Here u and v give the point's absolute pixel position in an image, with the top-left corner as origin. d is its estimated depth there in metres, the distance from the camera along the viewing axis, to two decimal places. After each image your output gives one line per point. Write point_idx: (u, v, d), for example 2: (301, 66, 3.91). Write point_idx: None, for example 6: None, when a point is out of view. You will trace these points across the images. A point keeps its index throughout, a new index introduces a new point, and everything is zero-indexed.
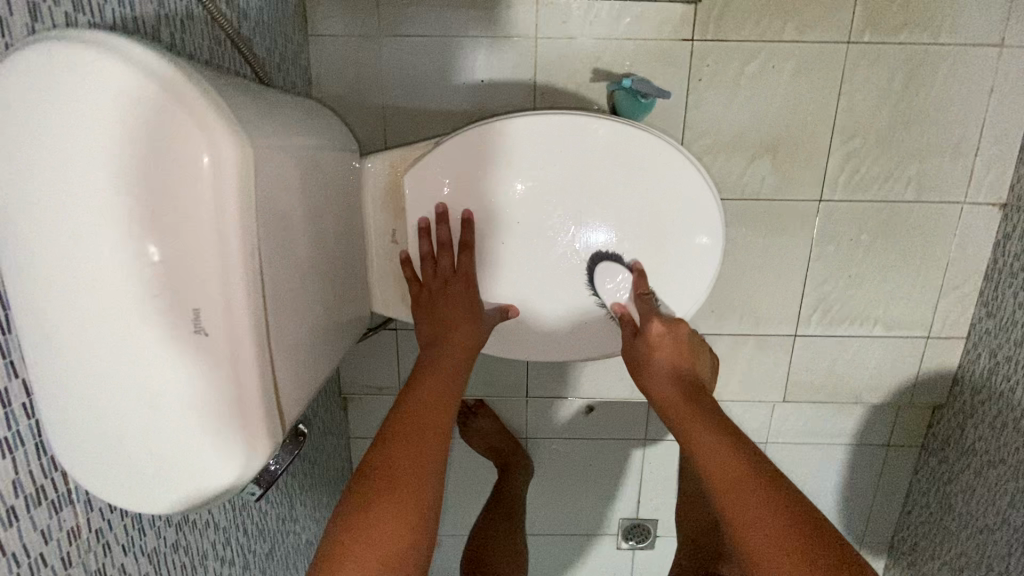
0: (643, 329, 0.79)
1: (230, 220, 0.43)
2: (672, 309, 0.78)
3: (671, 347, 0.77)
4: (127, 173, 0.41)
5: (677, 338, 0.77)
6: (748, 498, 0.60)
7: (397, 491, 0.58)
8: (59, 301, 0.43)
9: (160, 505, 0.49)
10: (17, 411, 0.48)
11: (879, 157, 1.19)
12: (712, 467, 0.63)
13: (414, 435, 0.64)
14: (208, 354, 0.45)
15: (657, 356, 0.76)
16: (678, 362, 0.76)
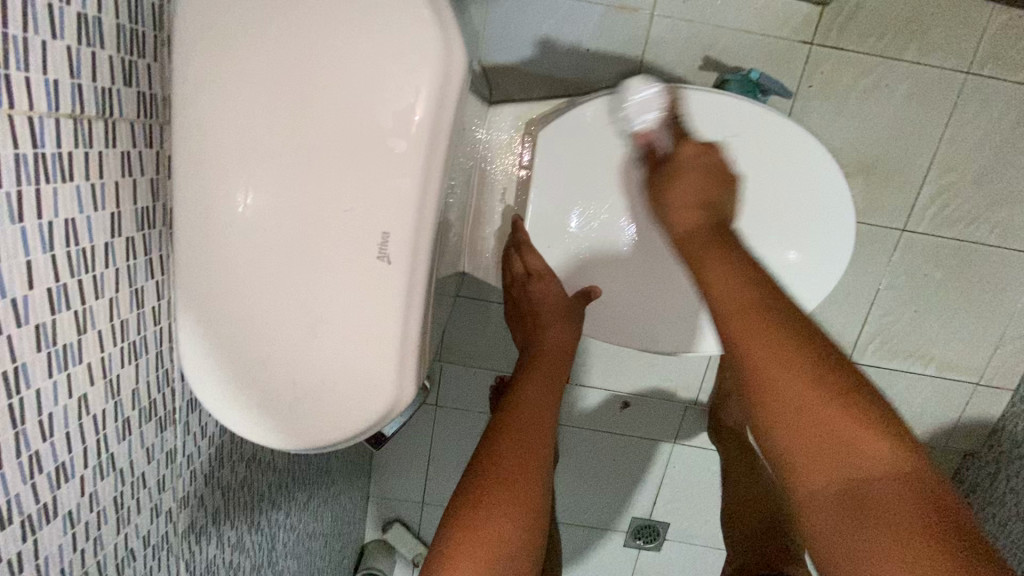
0: (675, 158, 0.62)
1: (440, 135, 0.38)
2: (717, 164, 0.61)
3: (703, 171, 0.60)
4: (345, 67, 0.37)
5: (720, 196, 0.60)
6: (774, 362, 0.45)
7: (501, 503, 0.51)
8: (227, 206, 0.39)
9: (289, 444, 0.45)
10: (147, 315, 0.43)
11: (972, 195, 1.16)
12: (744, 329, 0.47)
13: (527, 436, 0.57)
14: (384, 288, 0.40)
15: (686, 179, 0.60)
16: (707, 191, 0.60)
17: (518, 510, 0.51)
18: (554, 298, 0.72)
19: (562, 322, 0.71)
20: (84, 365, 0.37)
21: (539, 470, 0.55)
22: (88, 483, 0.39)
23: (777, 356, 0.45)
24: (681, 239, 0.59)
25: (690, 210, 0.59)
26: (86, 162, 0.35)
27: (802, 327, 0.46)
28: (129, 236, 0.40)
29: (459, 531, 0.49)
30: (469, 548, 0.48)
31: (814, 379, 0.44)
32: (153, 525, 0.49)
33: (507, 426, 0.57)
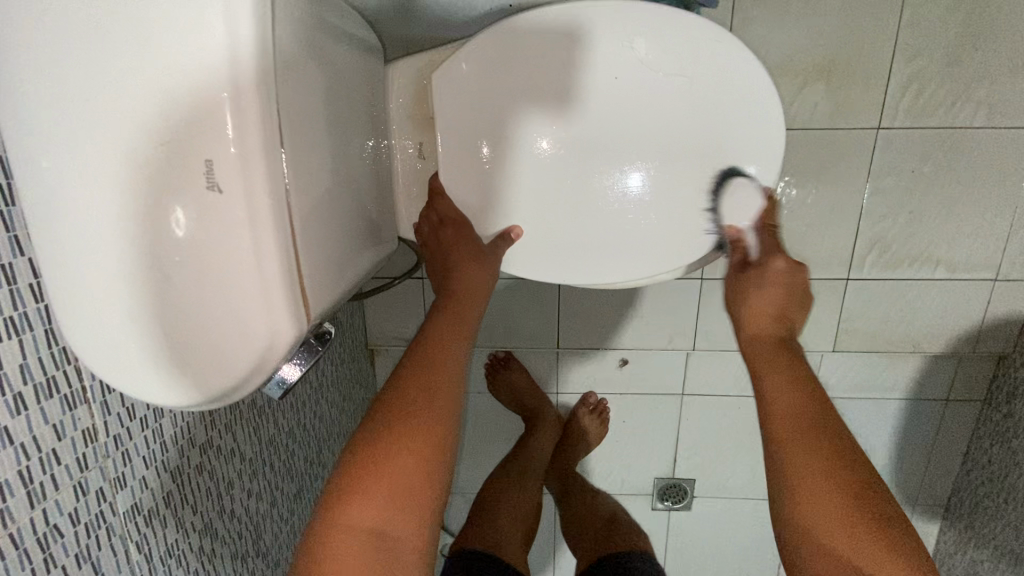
0: (765, 267, 0.61)
1: (242, 61, 0.40)
2: (801, 279, 0.60)
3: (780, 282, 0.59)
4: (140, 16, 0.39)
5: (795, 303, 0.59)
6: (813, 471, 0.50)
7: (401, 444, 0.56)
8: (69, 169, 0.41)
9: (178, 399, 0.45)
10: (23, 292, 0.44)
11: (947, 78, 1.08)
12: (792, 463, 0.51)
13: (434, 376, 0.61)
14: (225, 221, 0.41)
15: (767, 292, 0.59)
16: (785, 302, 0.58)
17: (418, 448, 0.57)
18: (468, 244, 0.72)
19: (473, 264, 0.71)
20: None
21: (443, 409, 0.59)
22: None
23: (814, 475, 0.50)
24: (751, 341, 0.58)
25: (771, 315, 0.58)
26: None
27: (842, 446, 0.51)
28: None
29: (361, 471, 0.56)
30: (374, 486, 0.55)
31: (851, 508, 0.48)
32: (80, 503, 0.50)
33: (413, 368, 0.61)
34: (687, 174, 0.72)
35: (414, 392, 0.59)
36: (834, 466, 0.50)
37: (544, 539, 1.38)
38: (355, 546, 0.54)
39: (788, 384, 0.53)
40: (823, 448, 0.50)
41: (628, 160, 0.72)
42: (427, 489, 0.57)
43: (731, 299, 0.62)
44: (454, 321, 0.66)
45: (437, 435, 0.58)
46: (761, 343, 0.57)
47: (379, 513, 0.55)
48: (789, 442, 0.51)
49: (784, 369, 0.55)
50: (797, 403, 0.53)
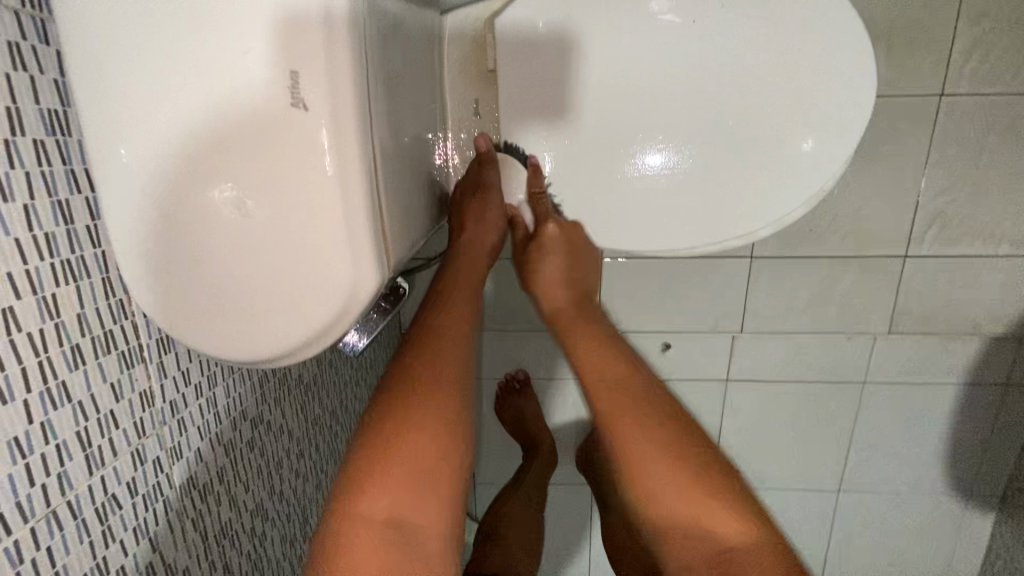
0: (540, 238, 0.70)
1: None
2: (578, 241, 0.70)
3: (563, 251, 0.69)
4: None
5: (585, 274, 0.69)
6: (642, 433, 0.53)
7: (412, 419, 0.48)
8: (140, 86, 0.37)
9: (251, 353, 0.42)
10: (81, 234, 0.40)
11: (1016, 40, 1.02)
12: (622, 432, 0.54)
13: (440, 344, 0.53)
14: (310, 143, 0.36)
15: (553, 261, 0.68)
16: (569, 269, 0.68)
17: (430, 421, 0.48)
18: (485, 207, 0.66)
19: (485, 222, 0.66)
20: (5, 275, 0.34)
21: (454, 377, 0.52)
22: (37, 411, 0.36)
23: (643, 433, 0.53)
24: (556, 312, 0.66)
25: (562, 289, 0.67)
26: None
27: (670, 414, 0.54)
28: (35, 138, 0.36)
29: (369, 456, 0.46)
30: (385, 471, 0.46)
31: (672, 447, 0.52)
32: (138, 472, 0.46)
33: (416, 341, 0.53)
34: (766, 130, 0.68)
35: (426, 362, 0.51)
36: (653, 411, 0.54)
37: (580, 531, 1.32)
38: (370, 541, 0.44)
39: (592, 352, 0.58)
40: (642, 413, 0.54)
41: (704, 108, 0.68)
42: (445, 472, 0.48)
43: (529, 281, 0.70)
44: (459, 289, 0.59)
45: (449, 406, 0.50)
46: (561, 310, 0.66)
47: (392, 502, 0.45)
48: (613, 400, 0.55)
49: (592, 335, 0.60)
50: (613, 364, 0.57)
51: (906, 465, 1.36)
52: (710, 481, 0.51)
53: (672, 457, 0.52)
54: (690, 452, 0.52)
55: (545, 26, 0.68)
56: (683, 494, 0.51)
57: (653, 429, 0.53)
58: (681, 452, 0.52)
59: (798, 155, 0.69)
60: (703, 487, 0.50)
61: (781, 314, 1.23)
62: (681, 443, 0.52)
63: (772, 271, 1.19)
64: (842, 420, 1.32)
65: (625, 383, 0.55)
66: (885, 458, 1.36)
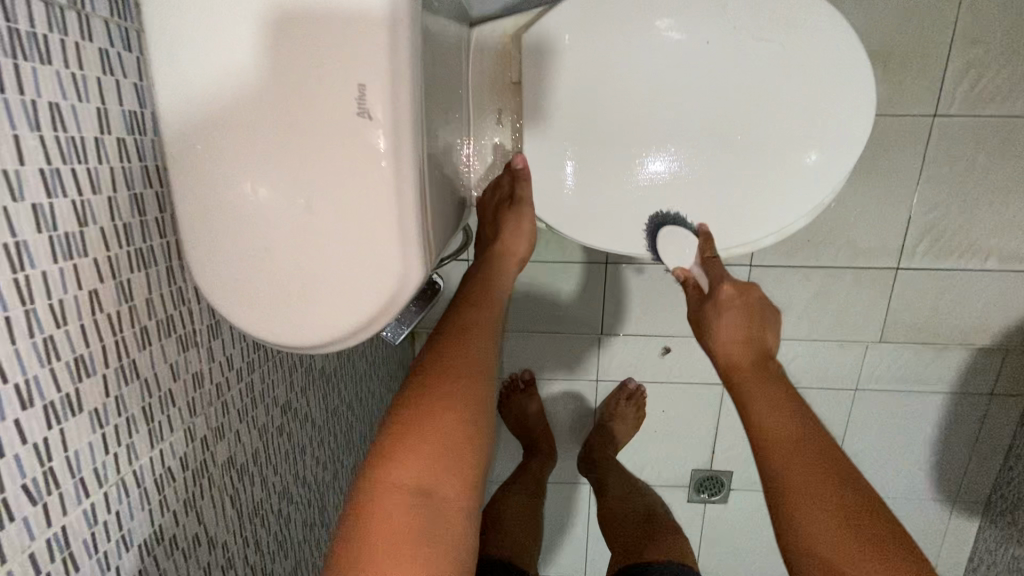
0: (712, 297, 0.66)
1: None
2: (754, 301, 0.64)
3: (741, 309, 0.64)
4: None
5: (762, 330, 0.63)
6: (816, 486, 0.50)
7: (443, 398, 0.52)
8: (217, 93, 0.41)
9: (302, 339, 0.45)
10: (151, 225, 0.43)
11: (1005, 65, 1.08)
12: (791, 481, 0.51)
13: (471, 334, 0.57)
14: (370, 147, 0.41)
15: (729, 319, 0.63)
16: (749, 326, 0.63)
17: (459, 401, 0.52)
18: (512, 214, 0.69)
19: (513, 226, 0.69)
20: (90, 261, 0.38)
21: (482, 365, 0.56)
22: (112, 385, 0.40)
23: (818, 486, 0.50)
24: (730, 367, 0.62)
25: (740, 344, 0.62)
26: (64, 48, 0.35)
27: (845, 472, 0.51)
28: (119, 136, 0.40)
29: (403, 426, 0.50)
30: (415, 442, 0.49)
31: (838, 500, 0.49)
32: (188, 449, 0.49)
33: (448, 329, 0.57)
34: (769, 145, 0.73)
35: (458, 350, 0.55)
36: (833, 475, 0.50)
37: (570, 524, 1.36)
38: (402, 505, 0.47)
39: (769, 404, 0.56)
40: (815, 464, 0.51)
41: (715, 124, 0.72)
42: (470, 448, 0.51)
43: (704, 335, 0.66)
44: (487, 286, 0.63)
45: (476, 389, 0.54)
46: (734, 367, 0.61)
47: (420, 472, 0.48)
48: (779, 450, 0.53)
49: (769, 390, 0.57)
50: (792, 423, 0.54)
51: (895, 470, 1.40)
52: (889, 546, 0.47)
53: (844, 511, 0.48)
54: (859, 514, 0.48)
55: (566, 37, 0.72)
56: (858, 557, 0.46)
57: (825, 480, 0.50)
58: (854, 509, 0.48)
59: (801, 170, 0.74)
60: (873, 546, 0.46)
61: (779, 321, 1.27)
62: (856, 504, 0.49)
63: (771, 279, 1.24)
64: (834, 425, 1.37)
65: (799, 436, 0.53)
66: (875, 462, 1.41)
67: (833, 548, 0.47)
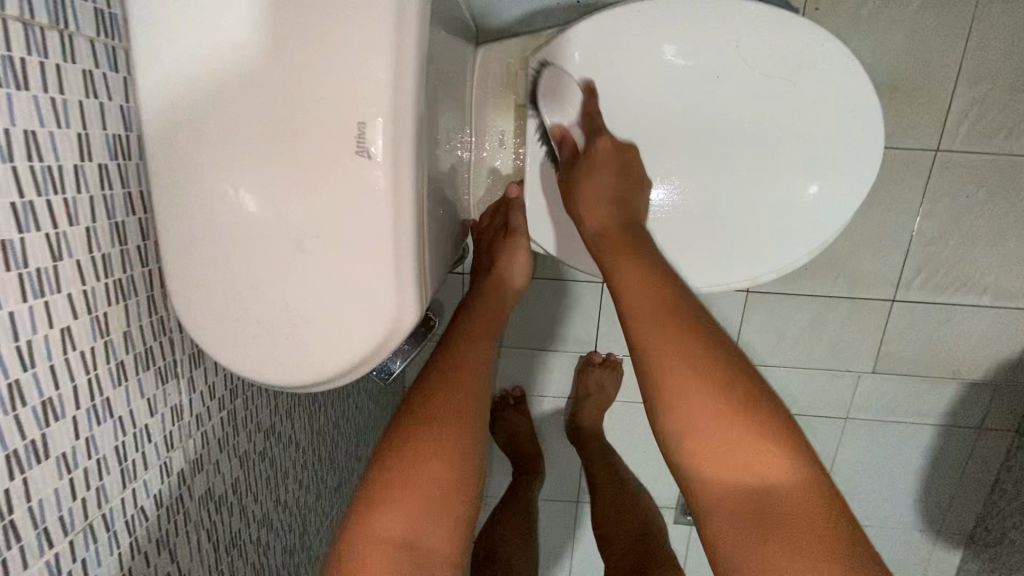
0: (587, 154, 0.68)
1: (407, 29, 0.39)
2: (632, 163, 0.68)
3: (615, 169, 0.67)
4: None
5: (633, 193, 0.67)
6: (676, 347, 0.51)
7: (433, 445, 0.50)
8: (210, 124, 0.39)
9: (290, 378, 0.43)
10: (132, 255, 0.41)
11: (1010, 103, 1.08)
12: (654, 343, 0.52)
13: (463, 372, 0.56)
14: (370, 188, 0.39)
15: (602, 175, 0.66)
16: (620, 187, 0.67)
17: (449, 448, 0.50)
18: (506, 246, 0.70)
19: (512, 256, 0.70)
20: (64, 297, 0.35)
21: (474, 407, 0.54)
22: (83, 427, 0.38)
23: (681, 350, 0.51)
24: (605, 231, 0.65)
25: (607, 211, 0.66)
26: (44, 73, 0.33)
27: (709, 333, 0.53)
28: (102, 163, 0.38)
29: (391, 479, 0.48)
30: (404, 493, 0.48)
31: (701, 359, 0.50)
32: (164, 484, 0.47)
33: (439, 367, 0.56)
34: (776, 182, 0.72)
35: (447, 390, 0.54)
36: (694, 340, 0.51)
37: (564, 545, 1.39)
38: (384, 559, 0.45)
39: (637, 278, 0.58)
40: (680, 329, 0.53)
41: (721, 158, 0.71)
42: (459, 498, 0.49)
43: (572, 199, 0.69)
44: (481, 322, 0.63)
45: (467, 434, 0.52)
46: (606, 234, 0.65)
47: (408, 525, 0.47)
48: (644, 316, 0.54)
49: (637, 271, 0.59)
50: (652, 291, 0.56)
51: (881, 499, 1.40)
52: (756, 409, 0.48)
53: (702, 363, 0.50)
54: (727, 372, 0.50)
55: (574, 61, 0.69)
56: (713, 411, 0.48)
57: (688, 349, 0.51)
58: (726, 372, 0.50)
59: (806, 208, 0.72)
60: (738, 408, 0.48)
61: (773, 348, 1.27)
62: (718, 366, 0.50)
63: (767, 306, 1.23)
64: (823, 452, 1.37)
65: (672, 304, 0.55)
66: (861, 490, 1.41)
67: (696, 415, 0.49)
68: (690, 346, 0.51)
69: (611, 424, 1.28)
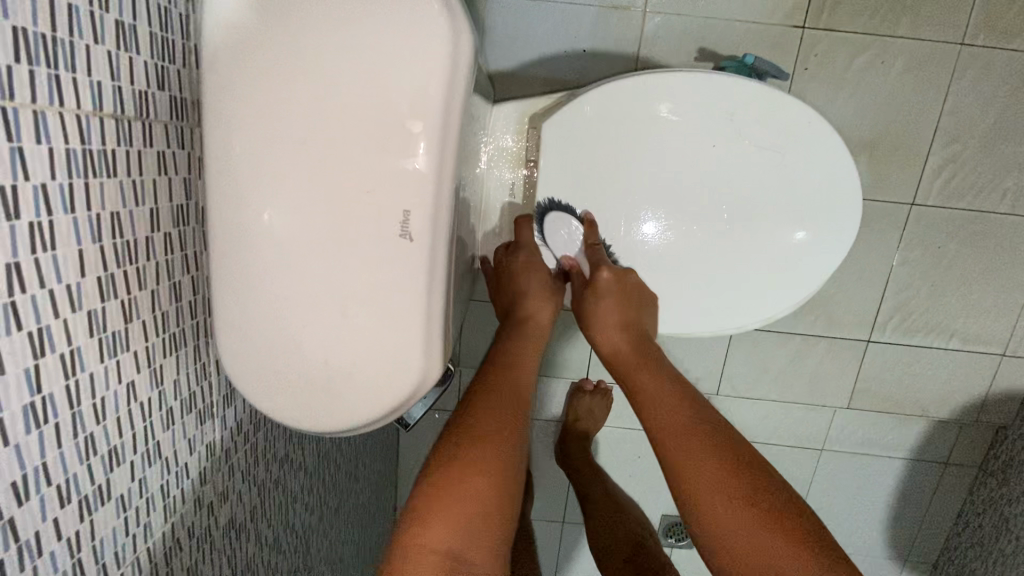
0: (592, 281, 0.72)
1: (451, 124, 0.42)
2: (633, 287, 0.72)
3: (615, 296, 0.71)
4: (357, 68, 0.40)
5: (638, 315, 0.72)
6: (680, 434, 0.58)
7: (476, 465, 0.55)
8: (263, 198, 0.43)
9: (321, 425, 0.47)
10: (185, 310, 0.45)
11: (979, 164, 1.16)
12: (666, 437, 0.59)
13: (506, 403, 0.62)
14: (407, 263, 0.43)
15: (604, 304, 0.71)
16: (627, 314, 0.71)
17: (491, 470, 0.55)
18: (534, 272, 0.75)
19: (544, 295, 0.75)
20: (131, 354, 0.39)
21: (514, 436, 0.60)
22: (137, 469, 0.41)
23: (690, 440, 0.57)
24: (619, 357, 0.70)
25: (617, 333, 0.71)
26: (128, 159, 0.37)
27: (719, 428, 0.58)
28: (166, 232, 0.42)
29: (435, 493, 0.52)
30: (447, 508, 0.52)
31: (710, 445, 0.56)
32: (196, 517, 0.50)
33: (485, 397, 0.62)
34: (765, 243, 0.78)
35: (491, 417, 0.60)
36: (694, 428, 0.58)
37: (549, 563, 1.43)
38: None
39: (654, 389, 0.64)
40: (685, 417, 0.60)
41: (714, 217, 0.77)
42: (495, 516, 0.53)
43: (584, 325, 0.74)
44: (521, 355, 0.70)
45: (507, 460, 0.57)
46: (620, 357, 0.70)
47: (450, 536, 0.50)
48: (660, 424, 0.60)
49: (654, 377, 0.66)
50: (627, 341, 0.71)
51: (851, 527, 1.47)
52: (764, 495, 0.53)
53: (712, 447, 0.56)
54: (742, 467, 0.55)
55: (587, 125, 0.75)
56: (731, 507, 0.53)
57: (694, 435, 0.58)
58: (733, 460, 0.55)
59: (789, 266, 0.79)
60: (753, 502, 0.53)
61: (754, 381, 1.33)
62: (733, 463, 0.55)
63: (750, 341, 1.30)
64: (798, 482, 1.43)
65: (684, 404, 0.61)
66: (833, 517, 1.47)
67: (711, 506, 0.54)
68: (704, 441, 0.57)
69: (600, 449, 1.33)
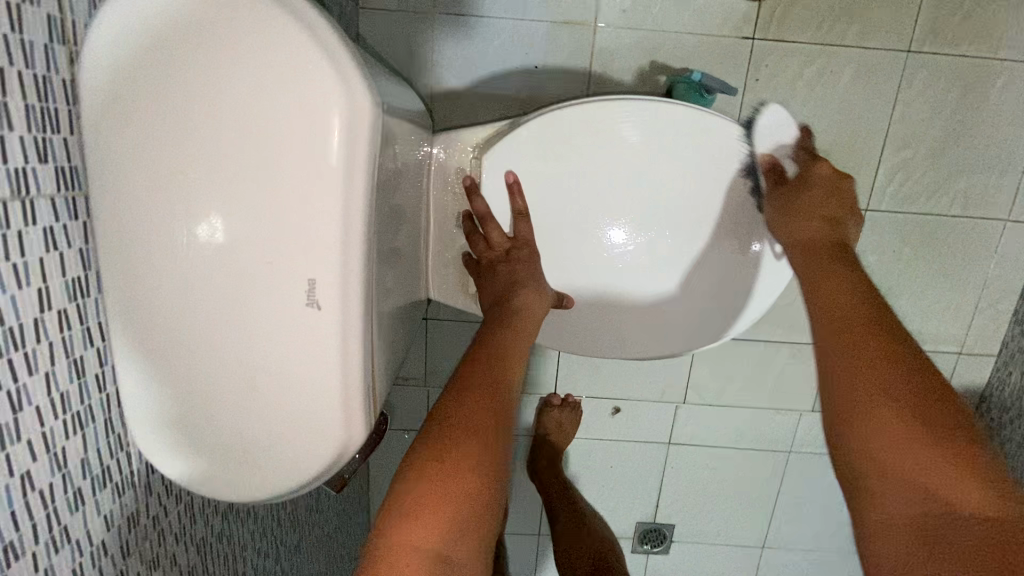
0: (809, 178, 0.73)
1: (351, 192, 0.41)
2: (836, 187, 0.72)
3: (823, 189, 0.72)
4: (251, 139, 0.40)
5: (837, 221, 0.71)
6: (874, 359, 0.52)
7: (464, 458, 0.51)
8: (166, 270, 0.42)
9: (244, 493, 0.46)
10: (89, 383, 0.43)
11: (929, 168, 1.15)
12: (863, 364, 0.52)
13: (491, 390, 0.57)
14: (317, 333, 0.42)
15: (813, 193, 0.72)
16: (828, 206, 0.71)
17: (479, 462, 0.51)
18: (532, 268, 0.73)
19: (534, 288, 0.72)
20: (24, 443, 0.37)
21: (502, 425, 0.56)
22: (42, 558, 0.39)
23: (896, 371, 0.50)
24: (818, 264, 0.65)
25: (809, 231, 0.69)
26: (6, 241, 0.34)
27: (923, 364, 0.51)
28: (60, 308, 0.40)
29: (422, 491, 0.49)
30: (435, 504, 0.48)
31: (884, 377, 0.50)
32: None
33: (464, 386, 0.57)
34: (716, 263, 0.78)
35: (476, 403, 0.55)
36: (884, 370, 0.51)
37: None
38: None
39: (845, 303, 0.58)
40: (888, 349, 0.52)
41: (664, 241, 0.76)
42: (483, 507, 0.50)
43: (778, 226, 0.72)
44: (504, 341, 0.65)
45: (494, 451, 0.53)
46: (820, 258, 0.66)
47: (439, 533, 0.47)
48: (855, 345, 0.54)
49: (843, 290, 0.60)
50: (861, 313, 0.57)
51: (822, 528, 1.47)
52: (947, 433, 0.45)
53: (909, 379, 0.49)
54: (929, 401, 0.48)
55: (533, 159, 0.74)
56: (894, 439, 0.47)
57: (892, 368, 0.50)
58: (918, 389, 0.49)
59: (742, 287, 0.79)
60: (941, 435, 0.46)
61: (719, 393, 1.26)
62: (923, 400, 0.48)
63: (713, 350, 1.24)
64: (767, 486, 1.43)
65: (888, 327, 0.54)
66: None
67: (886, 462, 0.47)
68: (892, 366, 0.51)
69: (570, 461, 1.33)
